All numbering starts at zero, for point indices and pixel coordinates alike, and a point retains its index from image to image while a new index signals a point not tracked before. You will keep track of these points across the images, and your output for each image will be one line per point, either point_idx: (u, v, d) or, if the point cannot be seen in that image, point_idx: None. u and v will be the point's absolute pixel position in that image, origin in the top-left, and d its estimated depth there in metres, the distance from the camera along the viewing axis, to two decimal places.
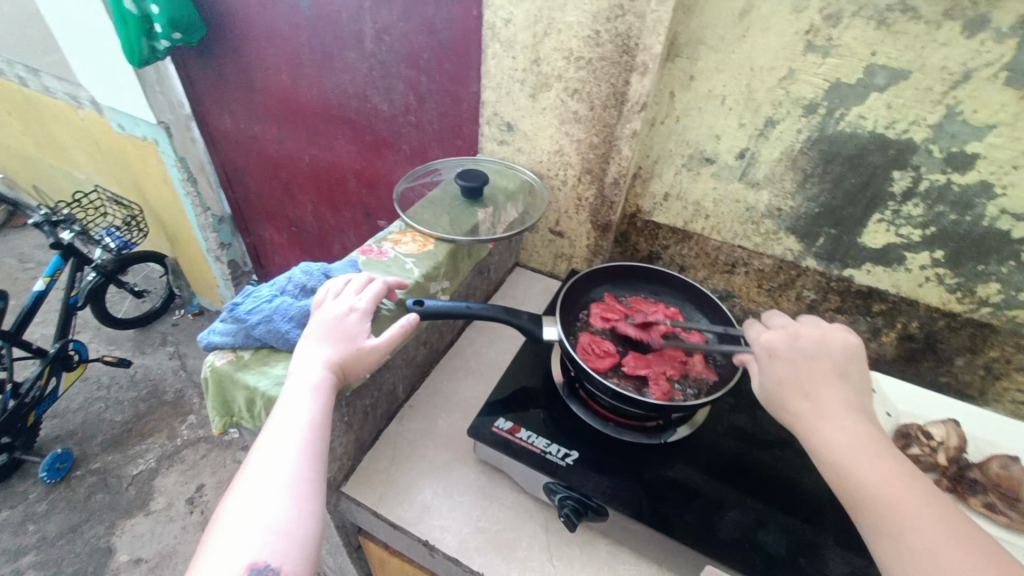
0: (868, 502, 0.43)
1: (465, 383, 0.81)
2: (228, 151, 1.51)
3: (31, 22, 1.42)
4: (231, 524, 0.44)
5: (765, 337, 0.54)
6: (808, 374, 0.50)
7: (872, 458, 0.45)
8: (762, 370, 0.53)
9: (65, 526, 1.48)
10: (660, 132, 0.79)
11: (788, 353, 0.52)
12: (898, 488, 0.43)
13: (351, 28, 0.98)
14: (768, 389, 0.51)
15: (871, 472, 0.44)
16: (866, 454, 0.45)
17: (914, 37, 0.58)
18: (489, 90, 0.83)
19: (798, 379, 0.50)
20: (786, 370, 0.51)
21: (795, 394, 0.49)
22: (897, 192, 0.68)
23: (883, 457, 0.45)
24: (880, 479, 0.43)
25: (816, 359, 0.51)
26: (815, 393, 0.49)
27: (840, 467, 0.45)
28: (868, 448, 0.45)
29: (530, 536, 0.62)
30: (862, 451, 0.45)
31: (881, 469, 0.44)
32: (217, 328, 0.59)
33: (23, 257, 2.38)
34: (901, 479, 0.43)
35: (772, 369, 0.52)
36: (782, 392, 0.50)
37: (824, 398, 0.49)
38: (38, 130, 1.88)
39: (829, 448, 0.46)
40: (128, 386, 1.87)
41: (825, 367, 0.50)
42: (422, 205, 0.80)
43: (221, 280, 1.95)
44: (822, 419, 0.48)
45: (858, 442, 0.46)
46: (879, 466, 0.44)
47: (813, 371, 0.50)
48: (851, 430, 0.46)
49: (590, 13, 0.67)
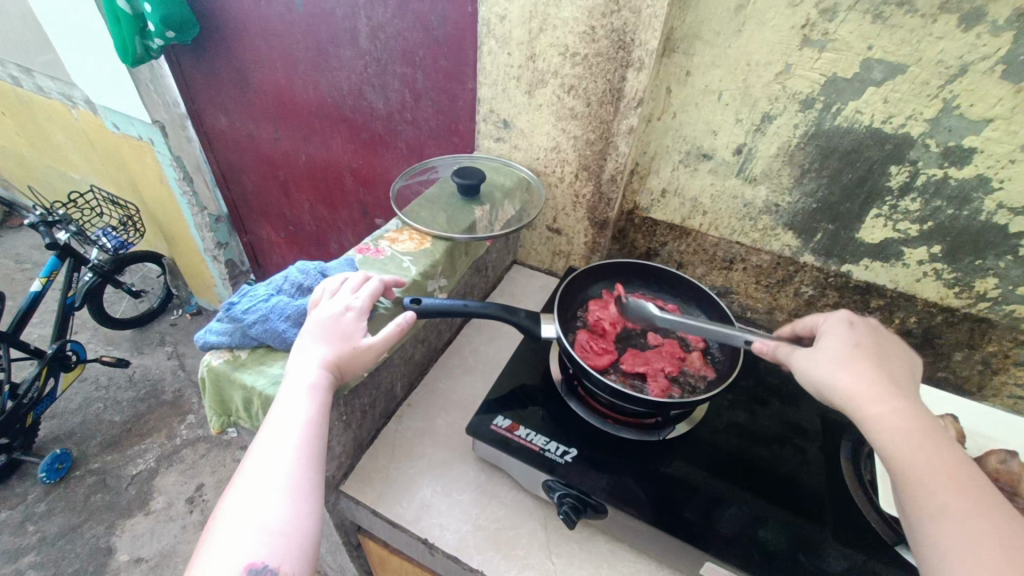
0: (926, 479, 0.42)
1: (464, 381, 0.81)
2: (225, 149, 1.50)
3: (23, 21, 1.41)
4: (229, 525, 0.44)
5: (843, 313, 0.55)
6: (886, 351, 0.50)
7: (935, 442, 0.43)
8: (835, 332, 0.52)
9: (65, 527, 1.48)
10: (657, 128, 0.79)
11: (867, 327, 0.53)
12: (957, 473, 0.42)
13: (345, 26, 0.97)
14: (838, 348, 0.50)
15: (932, 453, 0.43)
16: (929, 436, 0.44)
17: (911, 31, 0.57)
18: (485, 87, 0.83)
19: (874, 346, 0.50)
20: (864, 337, 0.51)
21: (870, 357, 0.49)
22: (895, 186, 0.68)
23: (946, 445, 0.44)
24: (939, 461, 0.42)
25: (893, 343, 0.52)
26: (887, 364, 0.48)
27: (900, 438, 0.44)
28: (934, 431, 0.44)
29: (529, 534, 0.63)
30: (926, 432, 0.44)
31: (942, 453, 0.43)
32: (214, 328, 0.59)
33: (20, 258, 2.38)
34: (961, 467, 0.42)
35: (850, 334, 0.52)
36: (854, 352, 0.49)
37: (896, 372, 0.48)
38: (33, 130, 1.87)
39: (888, 420, 0.45)
40: (127, 387, 1.87)
41: (899, 352, 0.51)
42: (418, 203, 0.80)
43: (218, 280, 1.94)
44: (892, 391, 0.46)
45: (923, 424, 0.44)
46: (941, 450, 0.43)
47: (890, 350, 0.51)
48: (916, 411, 0.45)
49: (585, 9, 0.67)
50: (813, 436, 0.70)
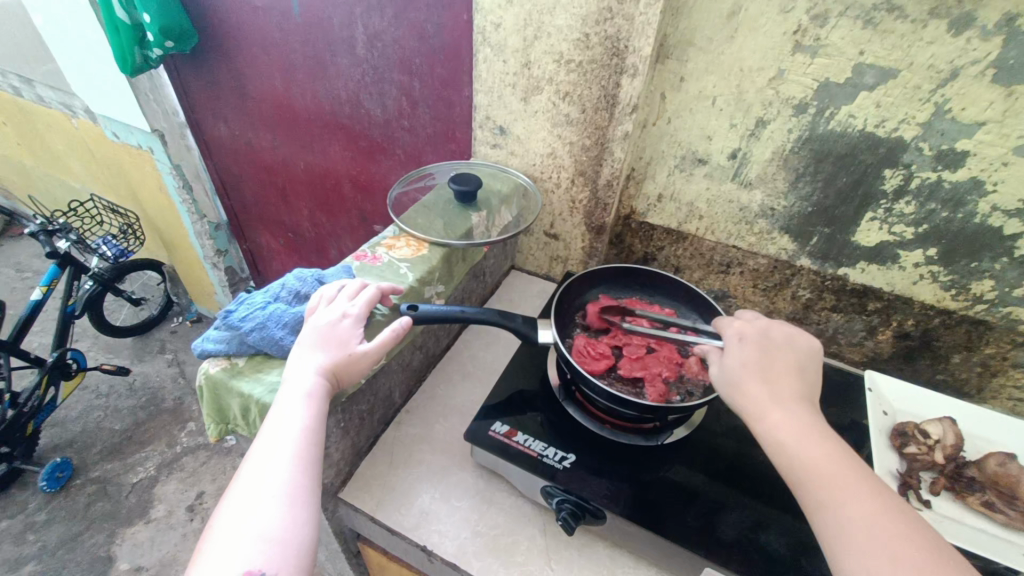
0: (813, 478, 0.44)
1: (463, 388, 0.81)
2: (223, 157, 1.51)
3: (24, 32, 1.42)
4: (224, 534, 0.44)
5: (737, 325, 0.56)
6: (771, 362, 0.52)
7: (813, 440, 0.46)
8: (731, 351, 0.53)
9: (66, 535, 1.48)
10: (652, 133, 0.80)
11: (757, 340, 0.54)
12: (839, 466, 0.44)
13: (342, 34, 0.98)
14: (730, 372, 0.52)
15: (812, 451, 0.45)
16: (810, 437, 0.46)
17: (902, 36, 0.58)
18: (481, 94, 0.83)
19: (760, 362, 0.51)
20: (752, 354, 0.52)
21: (756, 376, 0.50)
22: (889, 190, 0.68)
23: (825, 441, 0.46)
24: (820, 455, 0.45)
25: (780, 348, 0.53)
26: (773, 379, 0.50)
27: (785, 447, 0.46)
28: (813, 431, 0.47)
29: (528, 540, 0.62)
30: (807, 435, 0.47)
31: (823, 450, 0.45)
32: (211, 336, 0.59)
33: (21, 267, 2.39)
34: (841, 460, 0.45)
35: (740, 350, 0.53)
36: (743, 373, 0.51)
37: (783, 386, 0.50)
38: (34, 140, 1.88)
39: (775, 431, 0.47)
40: (128, 395, 1.87)
41: (787, 360, 0.52)
42: (416, 210, 0.81)
43: (218, 287, 1.95)
44: (773, 404, 0.48)
45: (804, 427, 0.47)
46: (820, 447, 0.45)
47: (777, 360, 0.52)
48: (797, 417, 0.48)
49: (580, 17, 0.67)
50: None
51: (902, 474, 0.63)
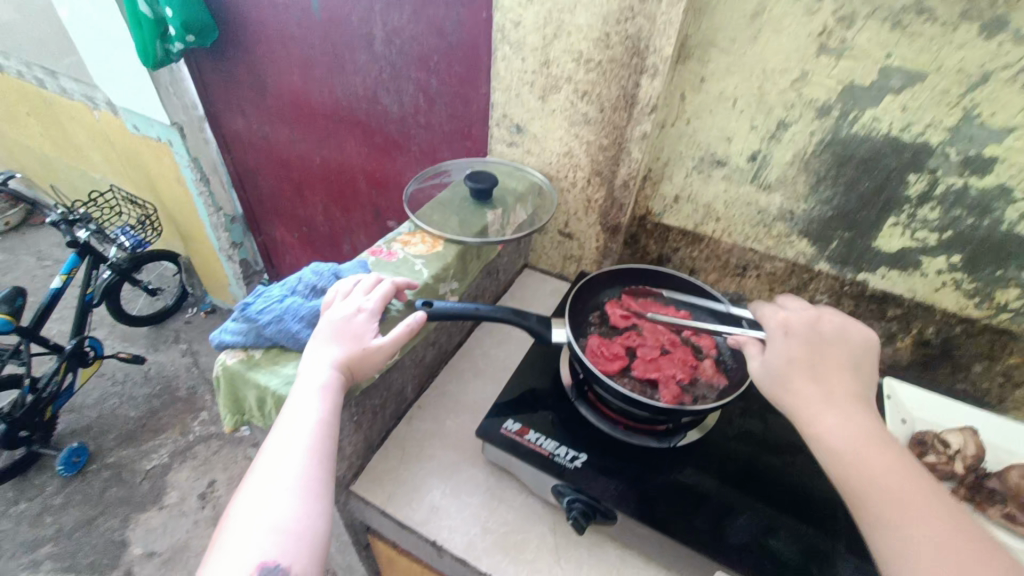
0: (870, 488, 0.44)
1: (474, 385, 0.81)
2: (241, 151, 1.53)
3: (50, 25, 1.45)
4: (241, 523, 0.45)
5: (780, 316, 0.56)
6: (821, 358, 0.51)
7: (868, 450, 0.46)
8: (775, 344, 0.54)
9: (81, 519, 1.51)
10: (670, 134, 0.79)
11: (806, 335, 0.53)
12: (898, 480, 0.44)
13: (361, 31, 0.98)
14: (774, 363, 0.52)
15: (872, 462, 0.45)
16: (869, 446, 0.46)
17: (930, 39, 0.57)
18: (498, 92, 0.83)
19: (809, 359, 0.51)
20: (799, 349, 0.52)
21: (807, 372, 0.50)
22: (913, 196, 0.67)
23: (884, 450, 0.46)
24: (876, 465, 0.45)
25: (832, 343, 0.52)
26: (824, 376, 0.50)
27: (840, 454, 0.46)
28: (871, 437, 0.46)
29: (538, 538, 0.62)
30: (863, 441, 0.46)
31: (881, 461, 0.45)
32: (229, 327, 0.59)
33: (41, 255, 2.44)
34: (899, 471, 0.45)
35: (785, 345, 0.53)
36: (789, 370, 0.51)
37: (836, 383, 0.50)
38: (56, 131, 1.92)
39: (829, 437, 0.47)
40: (143, 383, 1.90)
41: (839, 355, 0.52)
42: (431, 206, 0.81)
43: (233, 279, 1.97)
44: (826, 404, 0.48)
45: (862, 434, 0.47)
46: (878, 457, 0.45)
47: (826, 355, 0.52)
48: (854, 420, 0.47)
49: (600, 15, 0.67)
50: None
51: None
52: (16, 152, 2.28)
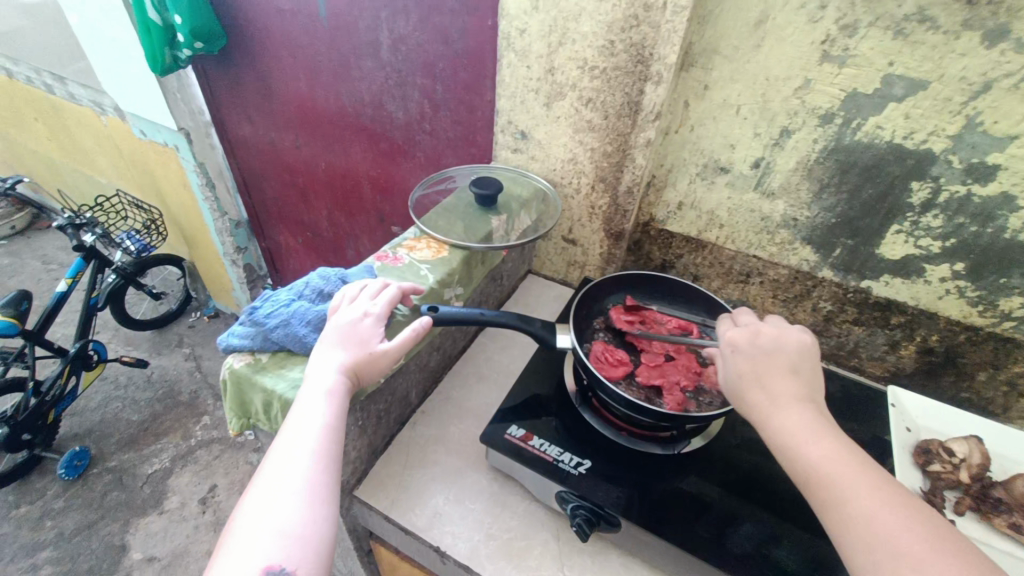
0: (813, 474, 0.43)
1: (478, 390, 0.81)
2: (246, 156, 1.54)
3: (60, 32, 1.47)
4: (247, 527, 0.45)
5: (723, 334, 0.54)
6: (765, 371, 0.49)
7: (815, 437, 0.45)
8: (723, 365, 0.53)
9: (82, 523, 1.51)
10: (675, 141, 0.80)
11: (748, 351, 0.51)
12: (839, 462, 0.43)
13: (368, 37, 0.99)
14: (729, 384, 0.51)
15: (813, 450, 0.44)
16: (810, 436, 0.45)
17: (933, 47, 0.57)
18: (504, 99, 0.84)
19: (754, 375, 0.50)
20: (744, 365, 0.50)
21: (754, 389, 0.49)
22: (916, 203, 0.67)
23: (825, 439, 0.45)
24: (824, 452, 0.44)
25: (773, 355, 0.50)
26: (770, 388, 0.48)
27: (788, 451, 0.45)
28: (818, 429, 0.45)
29: (542, 544, 0.62)
30: (806, 432, 0.45)
31: (827, 449, 0.44)
32: (236, 331, 0.60)
33: (47, 259, 2.45)
34: (846, 457, 0.43)
35: (731, 362, 0.52)
36: (739, 386, 0.50)
37: (781, 392, 0.48)
38: (63, 136, 1.93)
39: (775, 434, 0.46)
40: (145, 386, 1.90)
41: (781, 367, 0.49)
42: (436, 212, 0.81)
43: (236, 284, 1.98)
44: (774, 412, 0.47)
45: (802, 427, 0.45)
46: (826, 444, 0.44)
47: (770, 369, 0.49)
48: (797, 417, 0.46)
49: (605, 23, 0.68)
50: None
51: (926, 493, 0.63)
52: (24, 156, 2.30)
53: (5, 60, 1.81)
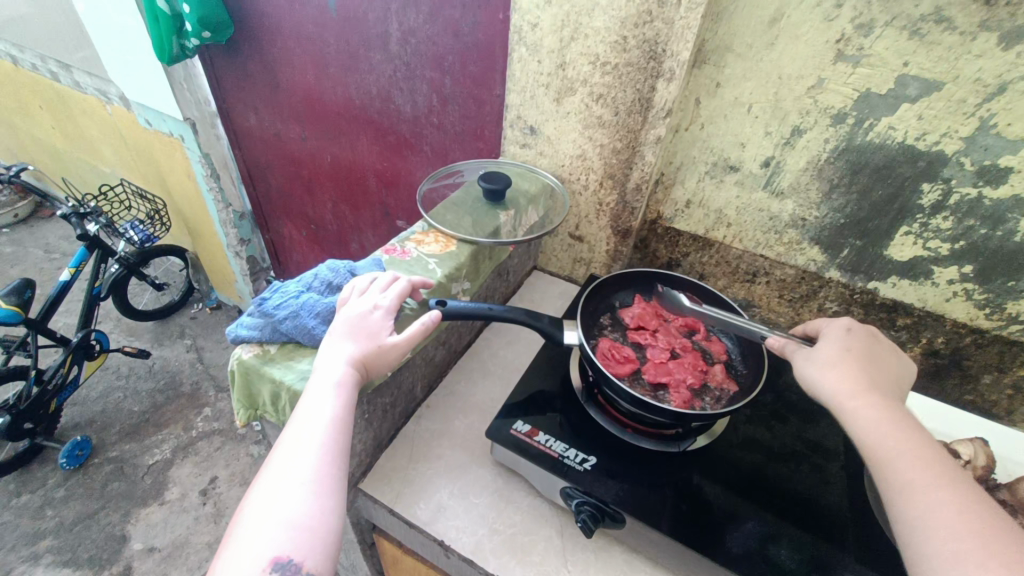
0: (894, 459, 0.46)
1: (482, 385, 0.81)
2: (252, 147, 1.53)
3: (66, 19, 1.46)
4: (254, 517, 0.45)
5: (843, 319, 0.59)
6: (875, 356, 0.54)
7: (902, 428, 0.48)
8: (830, 336, 0.57)
9: (83, 512, 1.51)
10: (685, 138, 0.79)
11: (864, 337, 0.56)
12: (921, 452, 0.46)
13: (377, 30, 0.99)
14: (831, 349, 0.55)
15: (900, 438, 0.47)
16: (897, 425, 0.48)
17: (948, 48, 0.57)
18: (514, 94, 0.84)
19: (865, 351, 0.54)
20: (857, 343, 0.55)
21: (859, 360, 0.53)
22: (926, 205, 0.67)
23: (914, 432, 0.48)
24: (908, 442, 0.47)
25: (887, 351, 0.56)
26: (873, 367, 0.53)
27: (875, 428, 0.48)
28: (904, 421, 0.48)
29: (545, 540, 0.62)
30: (893, 420, 0.48)
31: (912, 439, 0.47)
32: (245, 322, 0.60)
33: (49, 247, 2.45)
34: (929, 451, 0.46)
35: (845, 338, 0.56)
36: (844, 355, 0.54)
37: (880, 375, 0.52)
38: (68, 124, 1.93)
39: (861, 413, 0.49)
40: (147, 377, 1.90)
41: (890, 362, 0.55)
42: (444, 206, 0.81)
43: (239, 276, 1.98)
44: (869, 389, 0.51)
45: (891, 416, 0.49)
46: (911, 436, 0.47)
47: (879, 357, 0.55)
48: (890, 405, 0.50)
49: (619, 19, 0.67)
50: (832, 455, 0.69)
51: None
52: (28, 144, 2.30)
53: (10, 47, 1.80)
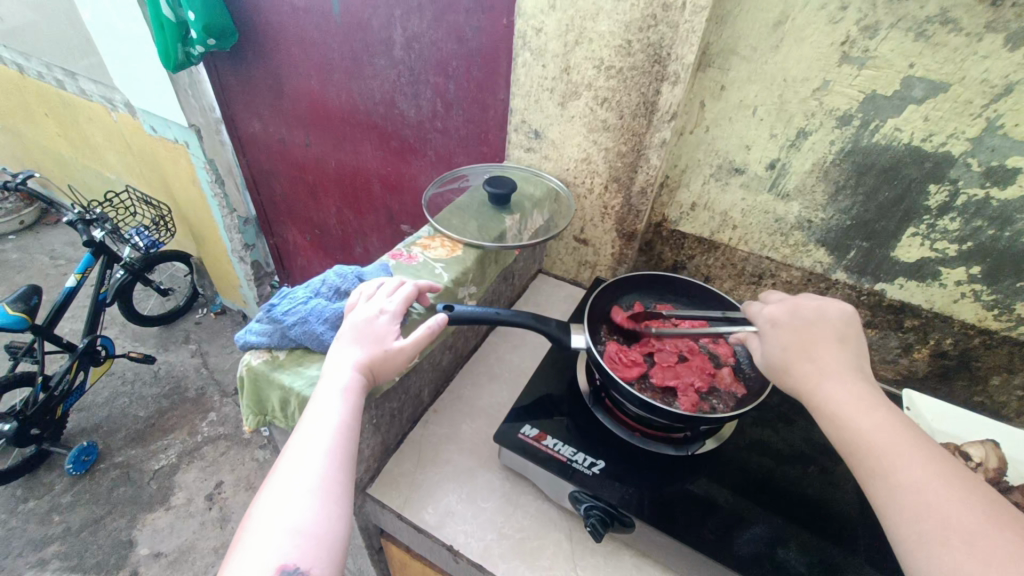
0: (856, 445, 0.44)
1: (489, 389, 0.81)
2: (257, 154, 1.54)
3: (72, 27, 1.47)
4: (261, 525, 0.44)
5: (766, 311, 0.56)
6: (809, 339, 0.51)
7: (864, 410, 0.45)
8: (766, 339, 0.54)
9: (89, 518, 1.51)
10: (689, 141, 0.80)
11: (789, 323, 0.53)
12: (884, 433, 0.43)
13: (381, 35, 0.99)
14: (774, 358, 0.52)
15: (862, 421, 0.45)
16: (858, 407, 0.45)
17: (955, 49, 0.57)
18: (518, 98, 0.84)
19: (800, 343, 0.51)
20: (788, 337, 0.52)
21: (798, 357, 0.50)
22: (933, 206, 0.66)
23: (877, 410, 0.45)
24: (870, 426, 0.44)
25: (816, 321, 0.52)
26: (815, 356, 0.50)
27: (838, 419, 0.46)
28: (863, 402, 0.46)
29: (555, 545, 0.62)
30: (854, 405, 0.46)
31: (874, 420, 0.44)
32: (254, 328, 0.60)
33: (55, 254, 2.46)
34: (892, 428, 0.44)
35: (774, 335, 0.53)
36: (786, 357, 0.51)
37: (826, 359, 0.49)
38: (73, 131, 1.94)
39: (822, 405, 0.47)
40: (152, 382, 1.91)
41: (823, 333, 0.51)
42: (450, 211, 0.81)
43: (243, 281, 1.99)
44: (823, 379, 0.48)
45: (852, 398, 0.46)
46: (872, 417, 0.45)
47: (813, 336, 0.51)
48: (847, 386, 0.47)
49: (623, 23, 0.67)
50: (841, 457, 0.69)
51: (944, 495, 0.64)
52: (34, 151, 2.31)
53: (17, 55, 1.82)
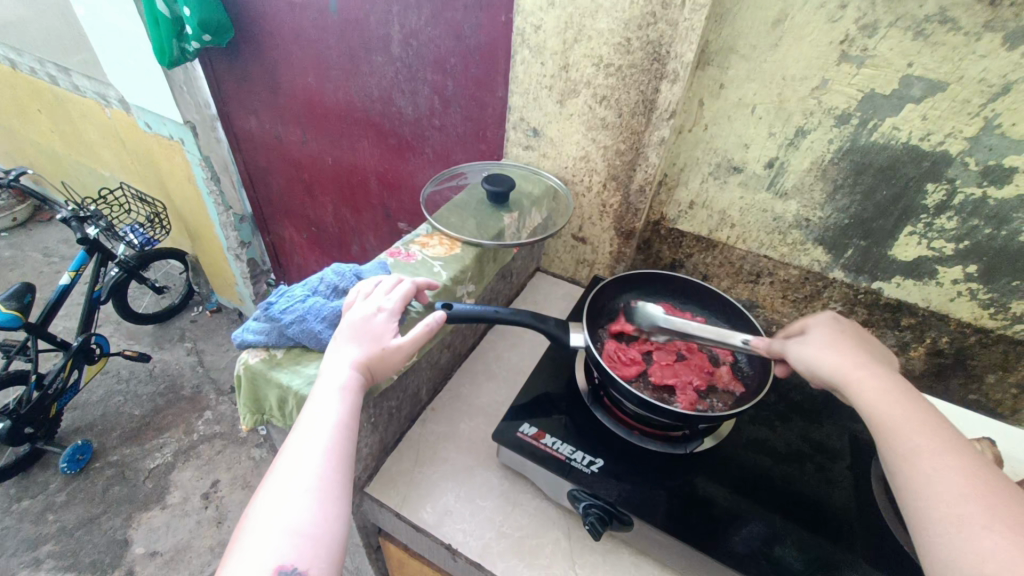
0: (895, 426, 0.44)
1: (487, 387, 0.81)
2: (252, 151, 1.53)
3: (65, 23, 1.46)
4: (259, 525, 0.44)
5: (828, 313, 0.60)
6: (869, 341, 0.55)
7: (903, 398, 0.46)
8: (818, 324, 0.57)
9: (84, 517, 1.50)
10: (688, 139, 0.80)
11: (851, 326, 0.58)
12: (923, 419, 0.44)
13: (378, 32, 0.99)
14: (821, 335, 0.55)
15: (903, 408, 0.45)
16: (898, 396, 0.46)
17: (953, 48, 0.57)
18: (517, 96, 0.84)
19: (857, 337, 0.55)
20: (849, 330, 0.56)
21: (851, 341, 0.53)
22: (930, 205, 0.67)
23: (916, 402, 0.46)
24: (909, 412, 0.45)
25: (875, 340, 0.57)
26: (870, 350, 0.53)
27: (881, 400, 0.46)
28: (903, 392, 0.47)
29: (553, 543, 0.62)
30: (895, 393, 0.47)
31: (913, 408, 0.45)
32: (251, 326, 0.60)
33: (48, 251, 2.44)
34: (930, 418, 0.44)
35: (834, 324, 0.57)
36: (837, 338, 0.54)
37: (876, 355, 0.53)
38: (67, 127, 1.92)
39: (864, 385, 0.48)
40: (147, 381, 1.90)
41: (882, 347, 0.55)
42: (448, 209, 0.81)
43: (239, 279, 1.98)
44: (871, 363, 0.50)
45: (893, 387, 0.47)
46: (911, 406, 0.45)
47: (873, 342, 0.55)
48: (890, 377, 0.49)
49: (622, 20, 0.67)
50: (838, 455, 0.69)
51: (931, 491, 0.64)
52: (27, 148, 2.29)
53: (9, 50, 1.80)
